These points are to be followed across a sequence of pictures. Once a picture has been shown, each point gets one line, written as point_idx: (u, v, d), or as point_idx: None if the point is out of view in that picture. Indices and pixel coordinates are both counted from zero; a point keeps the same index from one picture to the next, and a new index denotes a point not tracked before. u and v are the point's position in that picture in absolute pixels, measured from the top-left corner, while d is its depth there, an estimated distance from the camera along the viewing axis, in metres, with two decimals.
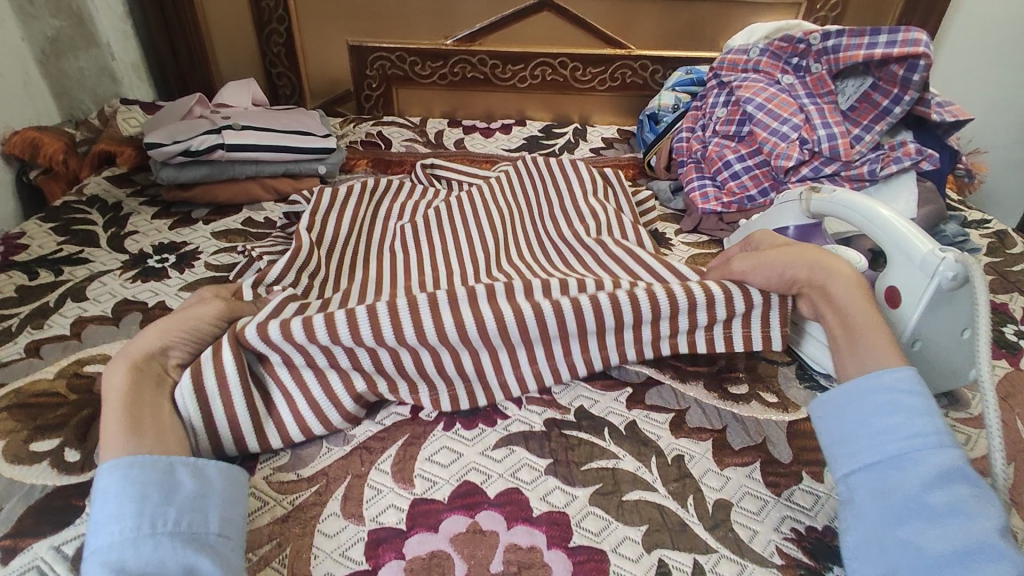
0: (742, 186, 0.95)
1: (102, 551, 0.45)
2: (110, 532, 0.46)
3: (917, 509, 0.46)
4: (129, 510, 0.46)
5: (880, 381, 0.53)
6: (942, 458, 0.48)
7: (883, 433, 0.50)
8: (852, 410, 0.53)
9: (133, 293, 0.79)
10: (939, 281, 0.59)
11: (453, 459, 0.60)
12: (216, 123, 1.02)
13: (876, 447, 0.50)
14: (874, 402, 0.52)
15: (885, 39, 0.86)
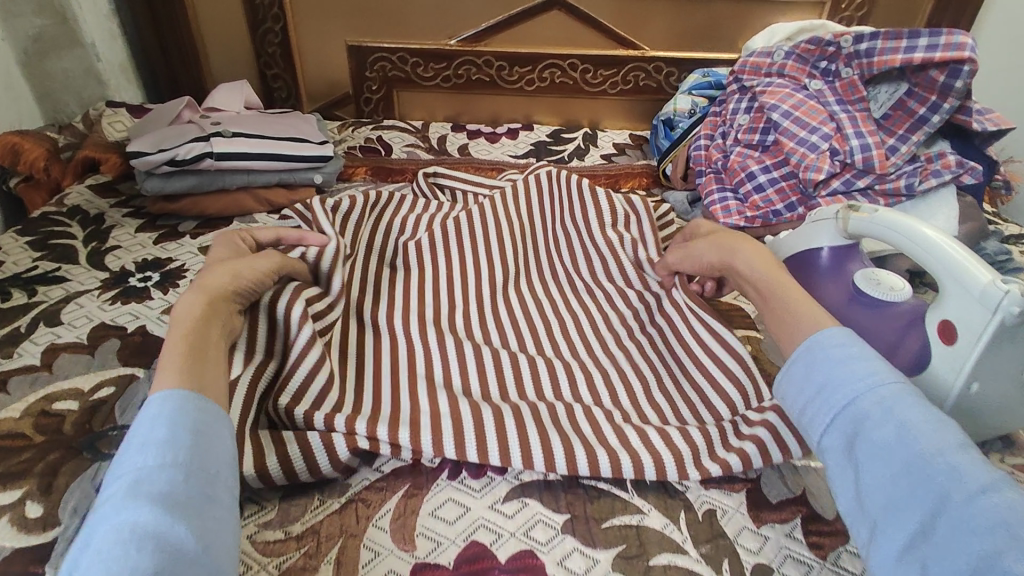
0: (767, 200, 0.89)
1: (130, 476, 0.37)
2: (152, 456, 0.38)
3: (878, 450, 0.40)
4: (181, 440, 0.39)
5: (810, 342, 0.47)
6: (884, 391, 0.42)
7: (827, 384, 0.44)
8: (797, 372, 0.46)
9: (111, 317, 0.73)
10: (1003, 316, 0.53)
11: (459, 514, 0.54)
12: (205, 128, 0.95)
13: (828, 399, 0.43)
14: (811, 361, 0.46)
15: (925, 42, 0.80)
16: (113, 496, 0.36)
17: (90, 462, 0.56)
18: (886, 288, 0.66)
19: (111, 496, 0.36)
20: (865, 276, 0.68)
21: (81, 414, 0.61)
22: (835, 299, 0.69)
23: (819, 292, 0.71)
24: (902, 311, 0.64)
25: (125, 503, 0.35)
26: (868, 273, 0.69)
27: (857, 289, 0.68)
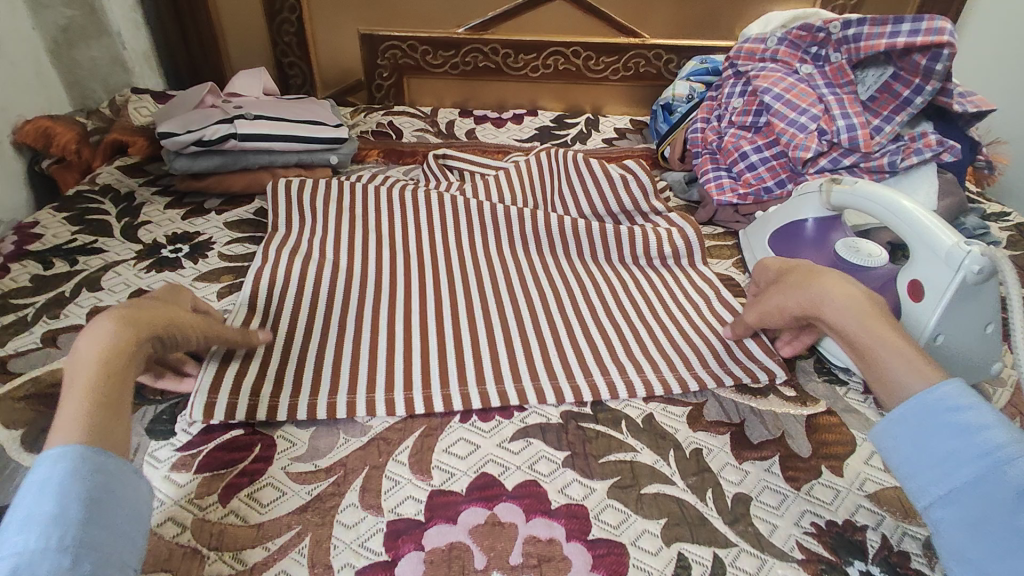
0: (758, 177, 0.94)
1: (11, 561, 0.36)
2: (41, 536, 0.37)
3: (1008, 540, 0.39)
4: (70, 516, 0.39)
5: (922, 400, 0.46)
6: (1018, 470, 0.40)
7: (949, 458, 0.43)
8: (912, 438, 0.46)
9: (148, 283, 0.79)
10: (964, 274, 0.59)
11: (470, 451, 0.59)
12: (228, 112, 1.01)
13: (948, 474, 0.43)
14: (927, 424, 0.45)
15: (908, 28, 0.84)
16: None
17: (137, 405, 0.62)
18: (866, 255, 0.72)
19: None
20: (846, 245, 0.74)
21: None
22: (818, 266, 0.75)
23: (805, 260, 0.77)
24: (880, 276, 0.69)
25: None
26: (849, 241, 0.74)
27: (838, 256, 0.74)
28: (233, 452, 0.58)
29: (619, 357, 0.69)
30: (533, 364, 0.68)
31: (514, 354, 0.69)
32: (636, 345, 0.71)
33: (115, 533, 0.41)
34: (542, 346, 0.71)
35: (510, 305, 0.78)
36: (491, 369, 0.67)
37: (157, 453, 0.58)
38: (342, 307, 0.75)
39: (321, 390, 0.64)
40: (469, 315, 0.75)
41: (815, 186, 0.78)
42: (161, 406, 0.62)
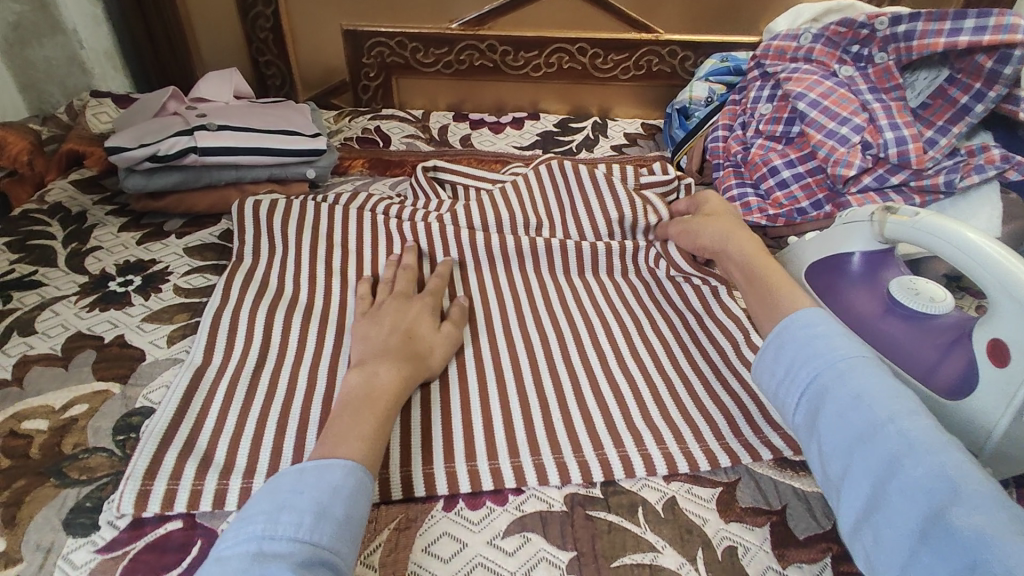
0: (791, 197, 0.82)
1: (302, 548, 0.40)
2: (327, 535, 0.42)
3: (837, 423, 0.44)
4: (336, 517, 0.43)
5: (777, 326, 0.50)
6: (844, 365, 0.45)
7: (795, 365, 0.48)
8: (768, 357, 0.50)
9: (89, 325, 0.69)
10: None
11: (455, 551, 0.49)
12: (190, 121, 0.90)
13: (795, 385, 0.47)
14: (780, 344, 0.50)
15: (972, 24, 0.72)
16: (283, 563, 0.39)
17: (59, 488, 0.52)
18: (928, 301, 0.60)
19: (279, 561, 0.39)
20: (902, 286, 0.62)
21: (51, 434, 0.57)
22: (865, 309, 0.64)
23: (848, 298, 0.66)
24: (941, 331, 0.58)
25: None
26: (904, 283, 0.62)
27: (891, 300, 0.62)
28: (168, 555, 0.48)
29: (635, 422, 0.59)
30: (533, 432, 0.58)
31: (510, 419, 0.59)
32: (656, 405, 0.61)
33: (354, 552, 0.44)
34: (546, 410, 0.60)
35: (506, 354, 0.67)
36: (484, 439, 0.57)
37: (75, 556, 0.48)
38: (310, 361, 0.64)
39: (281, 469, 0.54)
40: (459, 370, 0.64)
41: (865, 213, 0.66)
42: (86, 490, 0.52)
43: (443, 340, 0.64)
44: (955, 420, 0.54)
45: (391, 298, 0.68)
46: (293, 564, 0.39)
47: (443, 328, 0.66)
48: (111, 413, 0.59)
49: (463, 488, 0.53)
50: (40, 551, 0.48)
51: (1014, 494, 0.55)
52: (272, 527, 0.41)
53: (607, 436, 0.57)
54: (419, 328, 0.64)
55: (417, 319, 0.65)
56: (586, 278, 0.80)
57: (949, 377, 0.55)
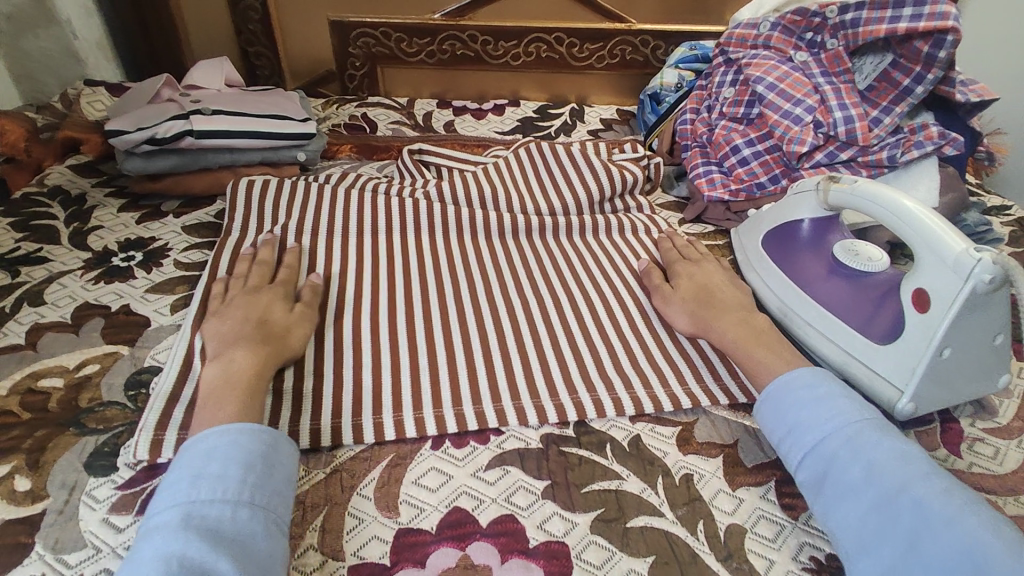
0: (751, 173, 0.90)
1: (184, 508, 0.44)
2: (212, 489, 0.45)
3: (848, 489, 0.48)
4: (233, 477, 0.47)
5: (781, 386, 0.56)
6: (848, 432, 0.50)
7: (801, 426, 0.52)
8: (771, 414, 0.55)
9: (96, 296, 0.73)
10: (974, 285, 0.54)
11: (441, 482, 0.55)
12: (185, 107, 0.94)
13: (800, 442, 0.52)
14: (785, 404, 0.55)
15: (910, 12, 0.79)
16: (168, 525, 0.43)
17: (77, 437, 0.57)
18: (865, 260, 0.68)
19: (165, 524, 0.43)
20: (845, 249, 0.69)
21: (67, 391, 0.61)
22: (811, 269, 0.70)
23: (798, 260, 0.72)
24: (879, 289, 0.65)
25: (180, 533, 0.42)
26: (847, 246, 0.70)
27: (835, 261, 0.69)
28: None
29: (606, 372, 0.65)
30: (514, 383, 0.63)
31: (493, 371, 0.65)
32: (626, 356, 0.67)
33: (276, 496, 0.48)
34: (525, 363, 0.66)
35: (488, 316, 0.72)
36: (469, 388, 0.63)
37: (96, 492, 0.52)
38: None
39: (283, 416, 0.59)
40: (446, 332, 0.70)
41: (814, 183, 0.73)
42: (103, 438, 0.57)
43: (299, 320, 0.66)
44: (884, 364, 0.60)
45: (245, 291, 0.68)
46: (206, 528, 0.43)
47: (297, 309, 0.67)
48: (122, 372, 0.63)
49: (450, 430, 0.59)
50: (65, 488, 0.53)
51: (938, 427, 0.62)
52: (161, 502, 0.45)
53: (580, 381, 0.64)
54: (272, 313, 0.64)
55: (270, 305, 0.65)
56: (564, 250, 0.85)
57: (882, 326, 0.61)
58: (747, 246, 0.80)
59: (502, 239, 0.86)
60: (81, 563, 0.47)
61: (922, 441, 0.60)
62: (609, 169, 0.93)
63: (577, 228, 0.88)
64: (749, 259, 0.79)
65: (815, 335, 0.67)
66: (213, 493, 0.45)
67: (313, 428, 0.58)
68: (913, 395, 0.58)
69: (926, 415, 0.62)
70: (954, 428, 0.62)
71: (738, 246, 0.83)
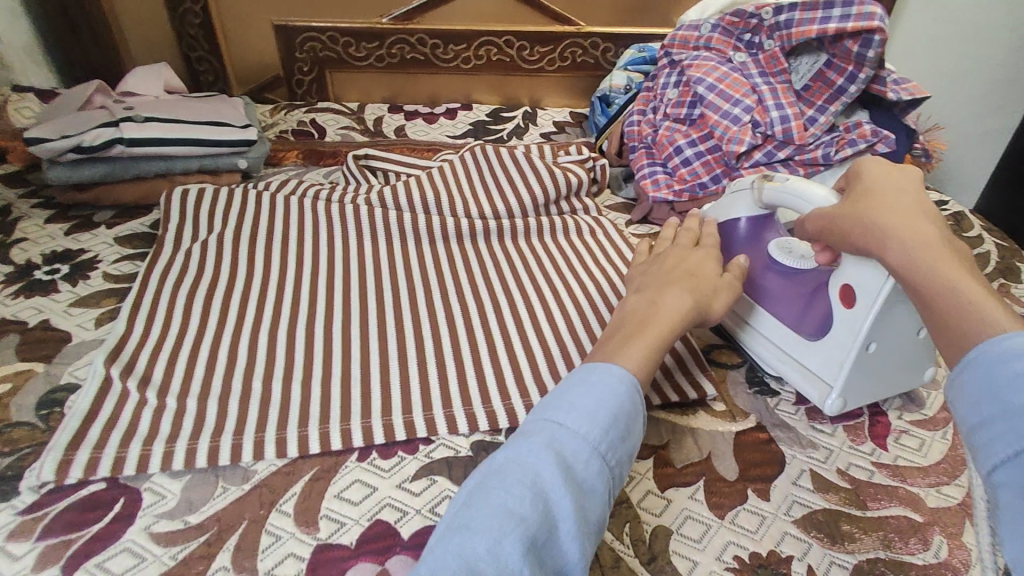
0: (693, 173, 0.90)
1: (554, 438, 0.44)
2: (583, 433, 0.44)
3: None
4: (601, 424, 0.45)
5: (1000, 346, 0.38)
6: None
7: (1020, 411, 0.35)
8: (971, 386, 0.38)
9: (14, 312, 0.70)
10: (895, 281, 0.53)
11: (365, 495, 0.53)
12: (115, 113, 0.91)
13: (1012, 431, 0.35)
14: (994, 371, 0.37)
15: (840, 12, 0.80)
16: (538, 446, 0.44)
17: None
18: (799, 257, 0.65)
19: (538, 447, 0.44)
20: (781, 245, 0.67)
21: None
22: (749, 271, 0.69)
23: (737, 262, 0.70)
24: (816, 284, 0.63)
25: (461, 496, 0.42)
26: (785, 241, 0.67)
27: (771, 260, 0.67)
28: (90, 512, 0.51)
29: (540, 376, 0.65)
30: (447, 390, 0.62)
31: (426, 379, 0.64)
32: (562, 359, 0.67)
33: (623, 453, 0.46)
34: (459, 370, 0.65)
35: (425, 322, 0.71)
36: (400, 397, 0.61)
37: None
38: (232, 336, 0.68)
39: (203, 433, 0.57)
40: (380, 339, 0.68)
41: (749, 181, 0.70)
42: (8, 460, 0.54)
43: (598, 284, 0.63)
44: (816, 360, 0.61)
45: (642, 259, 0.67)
46: (545, 451, 0.43)
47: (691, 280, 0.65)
48: (34, 390, 0.61)
49: (377, 440, 0.58)
50: None
51: (866, 421, 0.62)
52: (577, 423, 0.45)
53: (513, 386, 0.63)
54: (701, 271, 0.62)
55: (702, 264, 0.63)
56: (508, 253, 0.85)
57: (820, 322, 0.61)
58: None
59: (446, 243, 0.85)
60: None
61: (850, 436, 0.61)
62: (552, 171, 0.93)
63: (522, 231, 0.87)
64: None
65: (755, 335, 0.68)
66: (575, 432, 0.44)
67: (235, 444, 0.56)
68: (841, 390, 0.59)
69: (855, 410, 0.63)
70: (882, 421, 0.62)
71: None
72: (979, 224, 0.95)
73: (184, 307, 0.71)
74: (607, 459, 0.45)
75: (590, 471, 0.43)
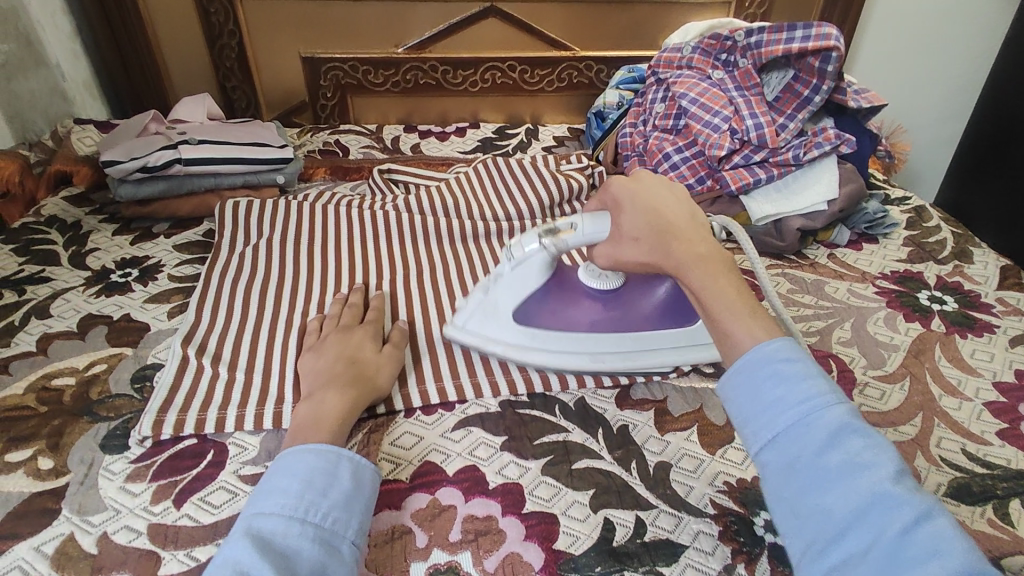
0: (681, 176, 1.01)
1: (251, 521, 0.47)
2: (275, 504, 0.48)
3: (821, 477, 0.44)
4: (293, 492, 0.49)
5: (757, 353, 0.50)
6: (831, 417, 0.45)
7: (774, 404, 0.47)
8: (741, 388, 0.50)
9: (98, 308, 0.82)
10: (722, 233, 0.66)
11: (414, 442, 0.64)
12: (172, 138, 1.04)
13: (771, 421, 0.47)
14: (757, 377, 0.49)
15: (801, 34, 0.93)
16: (235, 535, 0.46)
17: (91, 423, 0.65)
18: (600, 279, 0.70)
19: (235, 535, 0.46)
20: (580, 271, 0.71)
21: (78, 386, 0.70)
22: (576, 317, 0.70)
23: (572, 310, 0.70)
24: (634, 286, 0.71)
25: None
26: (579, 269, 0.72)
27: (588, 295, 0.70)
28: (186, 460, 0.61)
29: None
30: (474, 362, 0.73)
31: (456, 352, 0.74)
32: None
33: (340, 515, 0.49)
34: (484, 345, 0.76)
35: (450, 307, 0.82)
36: (435, 368, 0.72)
37: (112, 466, 0.61)
38: (285, 322, 0.78)
39: (270, 399, 0.67)
40: (414, 322, 0.79)
41: (535, 244, 0.66)
42: (114, 423, 0.65)
43: (390, 360, 0.68)
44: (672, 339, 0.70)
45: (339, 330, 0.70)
46: (244, 536, 0.46)
47: (388, 351, 0.69)
48: (127, 368, 0.72)
49: (417, 402, 0.68)
50: (83, 464, 0.61)
51: (835, 376, 0.73)
52: (267, 502, 0.48)
53: None
54: (365, 352, 0.67)
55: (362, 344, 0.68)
56: None
57: (649, 310, 0.70)
58: (491, 339, 0.71)
59: (462, 242, 0.96)
60: (103, 522, 0.55)
61: None
62: (556, 177, 1.05)
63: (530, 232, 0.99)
64: (517, 343, 0.70)
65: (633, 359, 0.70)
66: (272, 509, 0.48)
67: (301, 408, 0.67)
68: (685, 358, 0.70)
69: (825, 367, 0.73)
70: (848, 376, 0.73)
71: (465, 338, 0.72)
72: (937, 215, 1.07)
73: (241, 299, 0.82)
74: (310, 520, 0.48)
75: (296, 538, 0.46)
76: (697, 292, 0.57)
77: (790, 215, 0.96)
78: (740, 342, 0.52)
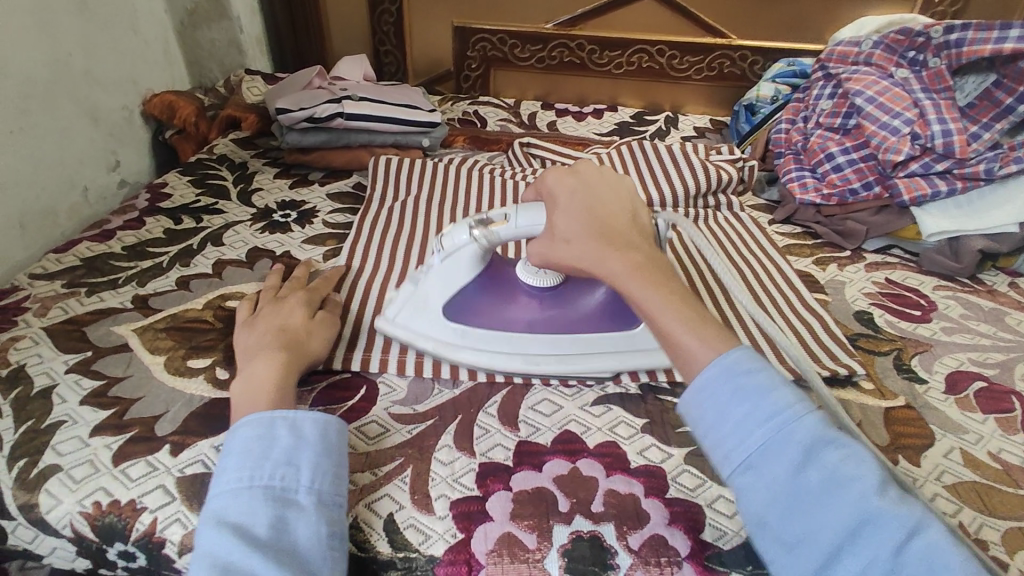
0: (845, 178, 0.95)
1: (223, 497, 0.48)
2: (235, 477, 0.48)
3: (802, 497, 0.43)
4: (249, 464, 0.49)
5: (718, 368, 0.48)
6: (803, 433, 0.45)
7: (741, 426, 0.46)
8: (705, 409, 0.48)
9: (262, 242, 0.89)
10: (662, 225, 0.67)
11: (554, 409, 0.64)
12: (334, 93, 1.10)
13: (740, 442, 0.46)
14: (722, 395, 0.47)
15: (1017, 34, 0.82)
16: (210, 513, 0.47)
17: None
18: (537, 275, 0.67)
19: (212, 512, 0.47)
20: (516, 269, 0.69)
21: None
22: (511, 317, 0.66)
23: (508, 310, 0.67)
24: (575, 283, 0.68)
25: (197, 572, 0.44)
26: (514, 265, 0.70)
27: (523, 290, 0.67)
28: (343, 390, 0.65)
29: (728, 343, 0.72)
30: None
31: None
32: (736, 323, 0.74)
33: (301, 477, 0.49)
34: None
35: None
36: None
37: None
38: None
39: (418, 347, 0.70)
40: None
41: (463, 236, 0.64)
42: None
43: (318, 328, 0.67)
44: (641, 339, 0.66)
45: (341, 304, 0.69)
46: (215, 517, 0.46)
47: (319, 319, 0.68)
48: None
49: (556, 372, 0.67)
50: None
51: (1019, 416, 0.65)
52: (226, 477, 0.49)
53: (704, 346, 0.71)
54: (313, 329, 0.65)
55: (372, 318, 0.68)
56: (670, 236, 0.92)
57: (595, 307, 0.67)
58: (421, 333, 0.67)
59: None
60: None
61: (1002, 426, 0.64)
62: (706, 167, 1.00)
63: None
64: (449, 341, 0.67)
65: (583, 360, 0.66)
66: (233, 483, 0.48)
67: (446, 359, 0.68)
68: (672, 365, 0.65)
69: (1007, 405, 0.66)
70: None
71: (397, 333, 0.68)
72: None
73: (390, 250, 0.85)
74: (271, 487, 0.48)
75: (264, 508, 0.47)
76: (634, 299, 0.55)
77: (972, 234, 0.86)
78: (697, 356, 0.50)
